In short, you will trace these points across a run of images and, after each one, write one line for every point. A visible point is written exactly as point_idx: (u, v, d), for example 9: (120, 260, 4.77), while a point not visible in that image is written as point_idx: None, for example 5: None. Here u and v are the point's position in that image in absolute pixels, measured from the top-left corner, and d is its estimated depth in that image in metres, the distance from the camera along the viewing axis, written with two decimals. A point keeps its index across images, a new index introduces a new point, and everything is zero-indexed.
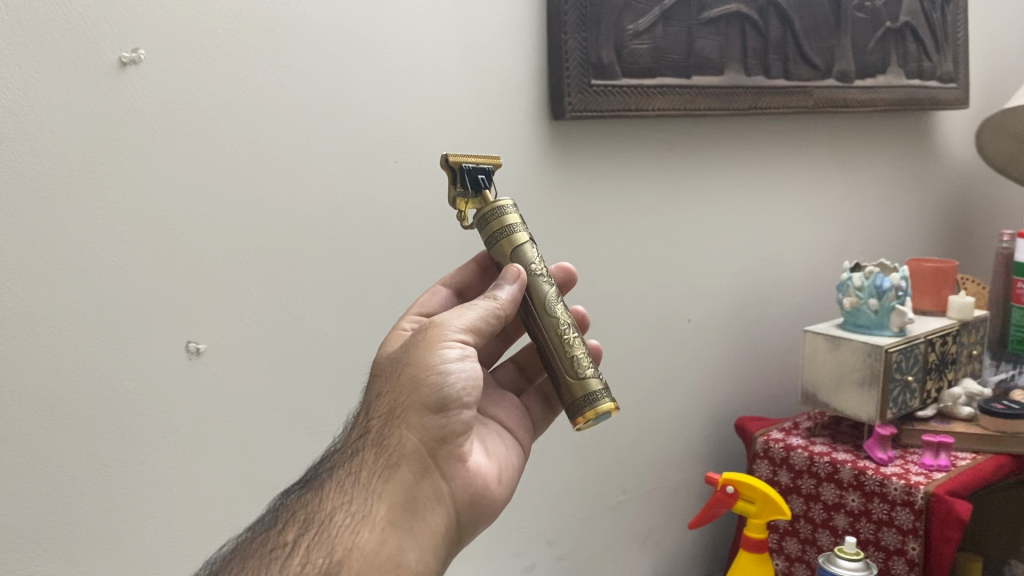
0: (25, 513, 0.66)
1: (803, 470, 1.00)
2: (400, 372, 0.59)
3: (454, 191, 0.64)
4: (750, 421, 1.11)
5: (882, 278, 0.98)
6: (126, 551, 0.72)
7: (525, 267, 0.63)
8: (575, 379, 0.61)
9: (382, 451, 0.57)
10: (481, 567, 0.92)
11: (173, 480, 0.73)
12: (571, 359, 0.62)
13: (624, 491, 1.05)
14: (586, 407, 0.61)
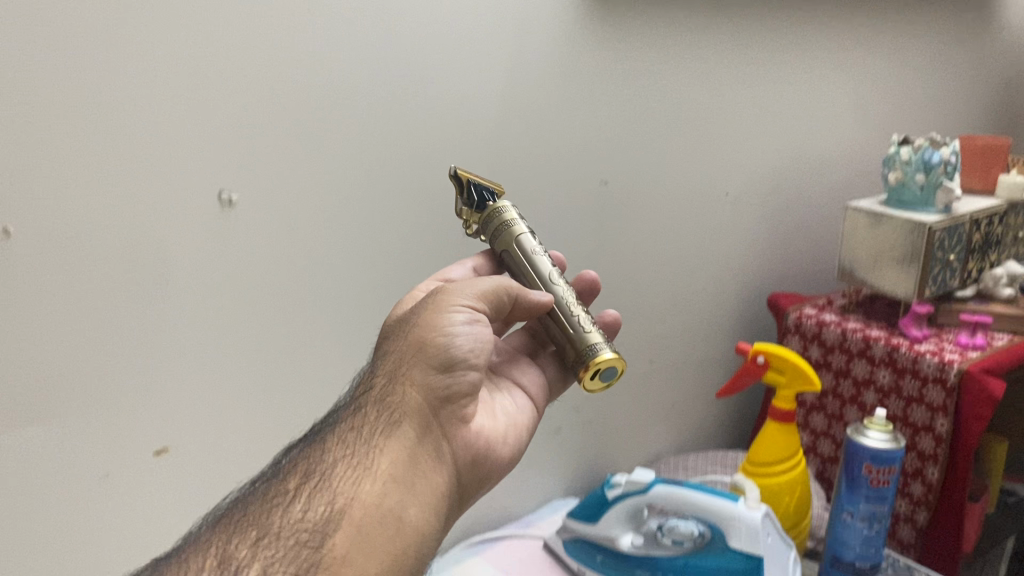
0: (63, 376, 0.64)
1: (834, 346, 0.99)
2: (406, 334, 0.58)
3: (460, 205, 0.66)
4: (784, 297, 1.09)
5: (931, 153, 0.94)
6: (174, 413, 0.70)
7: (524, 254, 0.63)
8: (575, 335, 0.60)
9: (385, 407, 0.54)
10: None
11: (206, 336, 0.70)
12: (569, 318, 0.61)
13: (651, 362, 1.05)
14: (589, 358, 0.59)
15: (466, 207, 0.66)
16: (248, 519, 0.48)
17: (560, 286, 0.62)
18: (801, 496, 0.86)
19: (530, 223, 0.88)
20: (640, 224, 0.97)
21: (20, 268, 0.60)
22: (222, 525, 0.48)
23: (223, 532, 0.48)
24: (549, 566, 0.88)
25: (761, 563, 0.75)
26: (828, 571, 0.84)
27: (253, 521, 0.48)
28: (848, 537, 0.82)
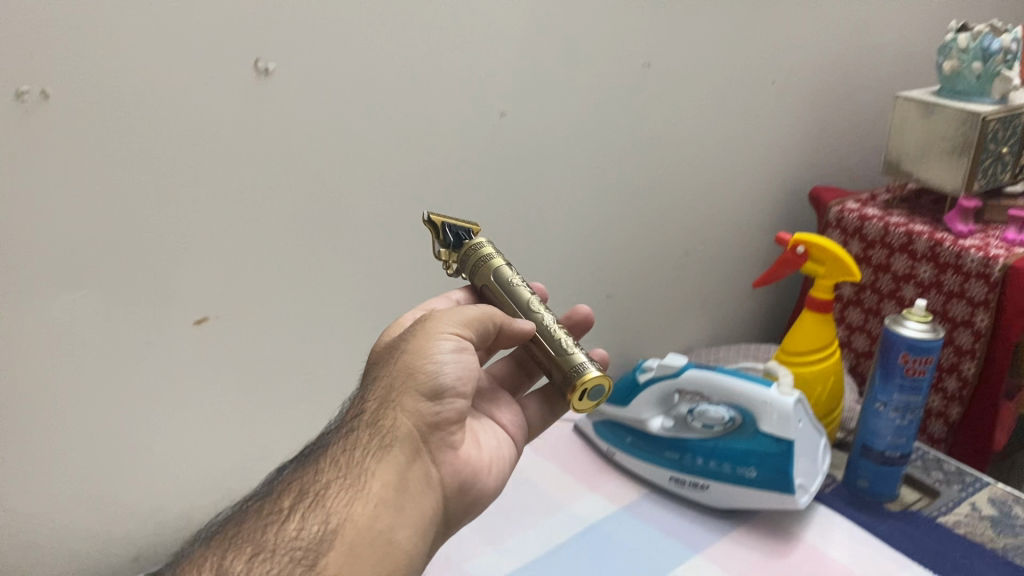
0: (112, 256, 0.65)
1: (875, 242, 0.97)
2: (396, 360, 0.55)
3: (437, 248, 0.61)
4: (825, 191, 1.07)
5: (992, 41, 0.89)
6: (220, 291, 0.72)
7: (504, 287, 0.59)
8: (561, 358, 0.55)
9: (375, 432, 0.52)
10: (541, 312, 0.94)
11: (243, 207, 0.70)
12: (554, 342, 0.56)
13: (687, 254, 1.04)
14: (577, 379, 0.54)
15: (443, 250, 0.61)
16: (241, 538, 0.47)
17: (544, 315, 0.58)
18: (834, 385, 0.86)
19: (569, 107, 0.86)
20: (682, 111, 0.95)
21: (60, 127, 0.60)
22: (221, 538, 0.48)
23: (219, 548, 0.47)
24: (581, 449, 0.91)
25: (791, 446, 0.75)
26: (858, 458, 0.85)
27: (247, 537, 0.47)
28: (880, 426, 0.82)
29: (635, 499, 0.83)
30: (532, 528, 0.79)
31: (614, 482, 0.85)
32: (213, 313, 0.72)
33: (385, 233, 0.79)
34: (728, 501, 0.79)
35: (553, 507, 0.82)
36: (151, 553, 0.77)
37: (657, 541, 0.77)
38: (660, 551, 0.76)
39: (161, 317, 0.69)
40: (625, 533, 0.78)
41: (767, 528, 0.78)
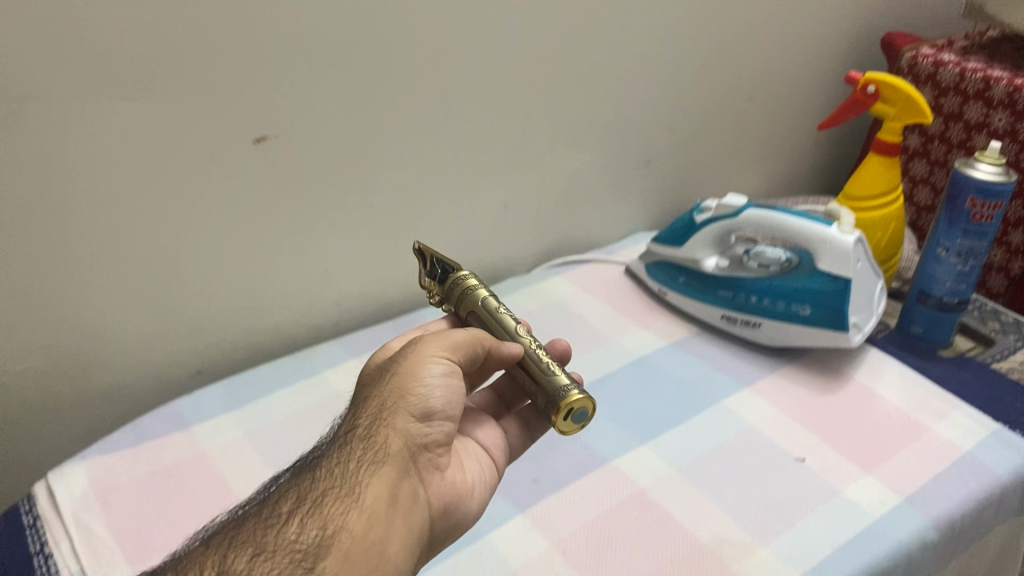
0: (173, 79, 0.64)
1: (948, 89, 0.93)
2: (385, 380, 0.50)
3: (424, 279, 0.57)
4: (900, 37, 1.02)
5: None
6: (282, 119, 0.71)
7: (491, 314, 0.54)
8: (545, 381, 0.49)
9: (366, 446, 0.46)
10: (598, 153, 0.93)
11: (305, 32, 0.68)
12: (539, 364, 0.50)
13: (750, 100, 1.01)
14: (561, 399, 0.48)
15: (429, 283, 0.58)
16: (228, 547, 0.41)
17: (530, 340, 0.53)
18: (894, 232, 0.86)
19: None
20: None
21: None
22: (215, 541, 0.42)
23: (212, 551, 0.41)
24: (631, 288, 0.91)
25: (848, 285, 0.74)
26: (913, 305, 0.84)
27: (244, 539, 0.41)
28: (939, 272, 0.81)
29: (685, 336, 0.84)
30: (582, 359, 0.80)
31: (663, 320, 0.86)
32: (272, 132, 0.71)
33: (450, 64, 0.77)
34: (781, 339, 0.79)
35: (603, 340, 0.83)
36: (215, 366, 0.81)
37: (705, 374, 0.78)
38: (709, 383, 0.77)
39: (223, 138, 0.69)
40: (675, 367, 0.79)
41: (817, 367, 0.79)
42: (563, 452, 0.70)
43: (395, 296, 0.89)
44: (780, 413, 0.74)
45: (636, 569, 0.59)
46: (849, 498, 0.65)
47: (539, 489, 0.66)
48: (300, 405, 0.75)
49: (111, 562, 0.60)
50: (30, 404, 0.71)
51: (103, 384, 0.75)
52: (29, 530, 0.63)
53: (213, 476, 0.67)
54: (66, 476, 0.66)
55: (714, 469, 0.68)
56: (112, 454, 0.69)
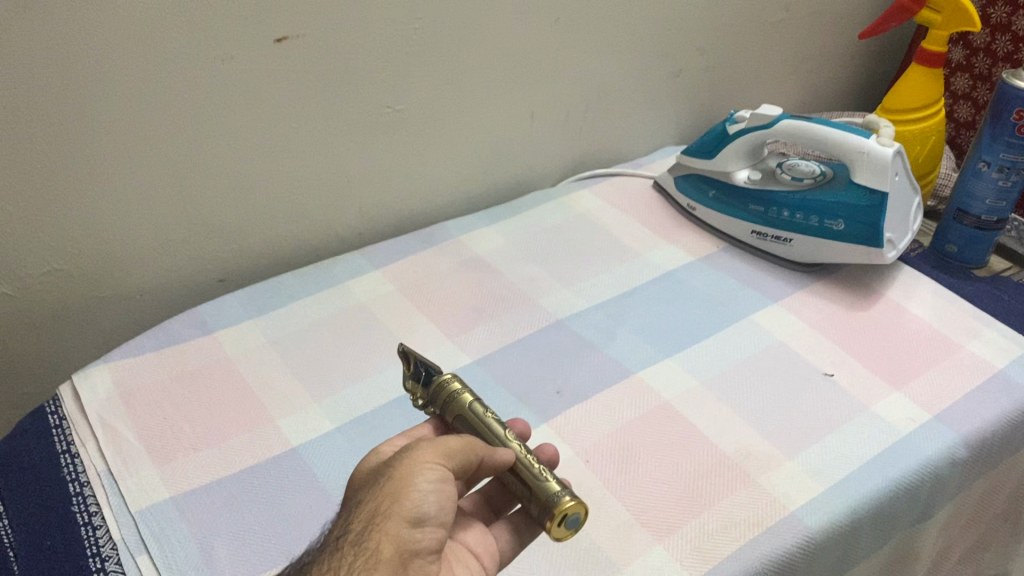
0: None
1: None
2: (376, 483, 0.43)
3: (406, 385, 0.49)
4: None
5: None
6: (303, 20, 0.68)
7: (476, 418, 0.46)
8: (539, 492, 0.42)
9: (354, 554, 0.40)
10: (629, 64, 0.90)
11: None
12: (530, 471, 0.43)
13: (787, 11, 0.98)
14: (555, 509, 0.41)
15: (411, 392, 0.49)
16: None
17: (525, 446, 0.45)
18: (933, 146, 0.84)
19: None
20: None
21: None
22: None
23: None
24: (658, 202, 0.90)
25: (885, 200, 0.72)
26: (949, 223, 0.82)
27: None
28: (978, 189, 0.78)
29: (713, 251, 0.82)
30: (609, 273, 0.79)
31: (692, 235, 0.84)
32: (294, 32, 0.68)
33: None
34: (812, 255, 0.78)
35: (629, 254, 0.81)
36: (239, 275, 0.80)
37: (734, 288, 0.77)
38: (737, 299, 0.76)
39: (244, 37, 0.66)
40: (703, 281, 0.78)
41: (849, 283, 0.77)
42: (588, 363, 0.69)
43: (419, 207, 0.88)
44: (810, 329, 0.72)
45: (661, 478, 0.59)
46: (878, 413, 0.64)
47: (563, 399, 0.66)
48: (324, 313, 0.74)
49: (138, 462, 0.60)
50: (54, 308, 0.71)
51: (126, 290, 0.74)
52: (55, 430, 0.63)
53: (237, 381, 0.67)
54: (92, 378, 0.66)
55: (741, 382, 0.67)
56: (136, 358, 0.69)
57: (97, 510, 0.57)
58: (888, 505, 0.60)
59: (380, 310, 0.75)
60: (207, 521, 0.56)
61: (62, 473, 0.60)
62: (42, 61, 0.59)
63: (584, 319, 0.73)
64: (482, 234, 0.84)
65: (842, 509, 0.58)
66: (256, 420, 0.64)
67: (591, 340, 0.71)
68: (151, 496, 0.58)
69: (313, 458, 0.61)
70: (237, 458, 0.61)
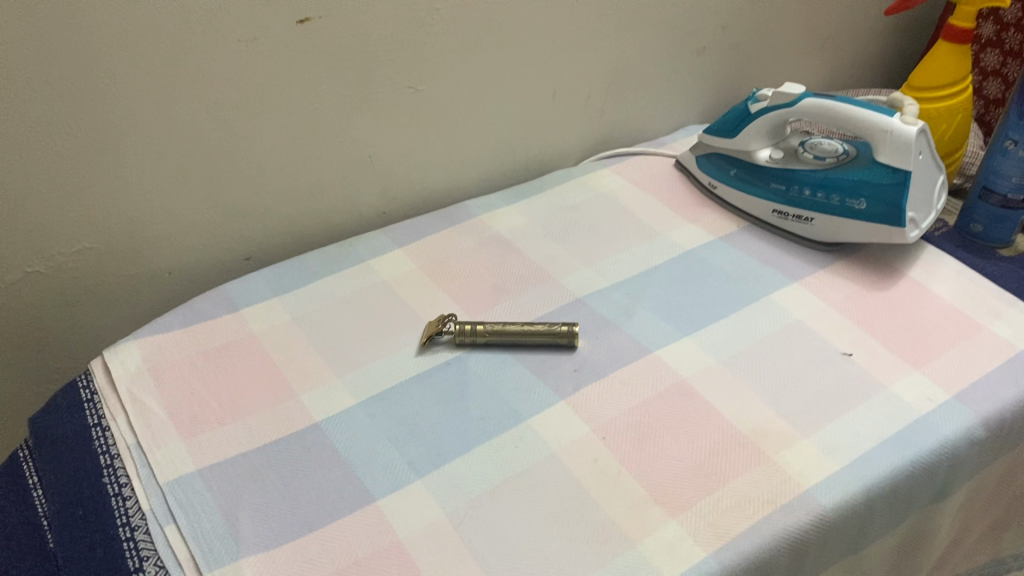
0: None
1: None
2: None
3: (426, 329, 0.70)
4: None
5: None
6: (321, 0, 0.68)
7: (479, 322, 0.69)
8: (551, 329, 0.69)
9: None
10: (648, 44, 0.90)
11: None
12: (543, 326, 0.69)
13: None
14: (570, 330, 0.69)
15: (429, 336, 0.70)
16: None
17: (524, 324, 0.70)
18: (961, 122, 0.83)
19: None
20: None
21: None
22: None
23: None
24: (680, 181, 0.90)
25: (907, 178, 0.72)
26: (975, 201, 0.81)
27: None
28: (1005, 166, 0.78)
29: (735, 230, 0.82)
30: (628, 251, 0.79)
31: (712, 213, 0.84)
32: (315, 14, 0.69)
33: None
34: (833, 235, 0.77)
35: (649, 233, 0.82)
36: (264, 254, 0.82)
37: (754, 268, 0.77)
38: (757, 278, 0.76)
39: (267, 16, 0.67)
40: (723, 260, 0.78)
41: (870, 262, 0.77)
42: (606, 342, 0.69)
43: (441, 188, 0.88)
44: (830, 309, 0.72)
45: (676, 455, 0.60)
46: (895, 392, 0.64)
47: (580, 376, 0.66)
48: (346, 290, 0.75)
49: (166, 435, 0.62)
50: (85, 283, 0.73)
51: (155, 268, 0.76)
52: (87, 404, 0.65)
53: (262, 357, 0.69)
54: (121, 354, 0.68)
55: (759, 362, 0.67)
56: (164, 333, 0.70)
57: (127, 482, 0.59)
58: (904, 483, 0.60)
59: (402, 288, 0.76)
60: (233, 493, 0.58)
61: (94, 445, 0.62)
62: (72, 34, 0.60)
63: (602, 298, 0.74)
64: (503, 213, 0.85)
65: (856, 488, 0.58)
66: (280, 395, 0.65)
67: (610, 318, 0.72)
68: (179, 469, 0.59)
69: (334, 433, 0.62)
70: (259, 434, 0.62)
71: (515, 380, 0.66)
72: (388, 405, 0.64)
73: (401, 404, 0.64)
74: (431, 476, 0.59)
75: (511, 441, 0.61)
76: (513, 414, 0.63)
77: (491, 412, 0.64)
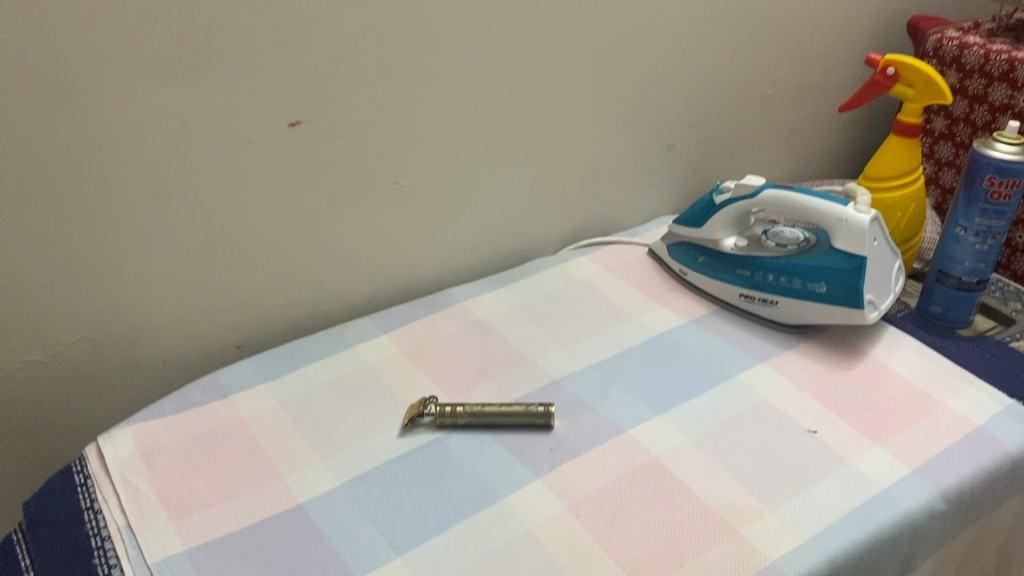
0: (207, 72, 0.68)
1: (974, 72, 0.94)
2: None
3: (410, 411, 0.73)
4: (927, 20, 1.03)
5: None
6: (311, 105, 0.74)
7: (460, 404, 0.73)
8: (528, 409, 0.72)
9: None
10: (619, 140, 0.96)
11: (337, 31, 0.72)
12: (521, 406, 0.72)
13: (775, 85, 1.05)
14: (546, 410, 0.72)
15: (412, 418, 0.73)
16: None
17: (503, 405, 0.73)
18: (915, 211, 0.88)
19: None
20: None
21: None
22: None
23: None
24: (653, 268, 0.94)
25: (863, 263, 0.76)
26: (932, 285, 0.85)
27: None
28: (958, 252, 0.82)
29: (705, 314, 0.86)
30: (604, 335, 0.83)
31: (684, 298, 0.89)
32: (305, 117, 0.75)
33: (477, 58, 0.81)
34: (797, 317, 0.81)
35: (624, 317, 0.86)
36: (255, 342, 0.85)
37: (723, 349, 0.81)
38: (727, 359, 0.79)
39: (260, 119, 0.72)
40: (693, 343, 0.82)
41: (834, 343, 0.81)
42: (581, 423, 0.72)
43: (426, 277, 0.93)
44: (795, 389, 0.76)
45: (648, 531, 0.62)
46: (857, 467, 0.67)
47: (556, 455, 0.69)
48: (332, 376, 0.79)
49: (155, 517, 0.64)
50: (81, 371, 0.76)
51: (149, 357, 0.79)
52: (80, 488, 0.67)
53: (250, 441, 0.71)
54: (114, 439, 0.70)
55: (727, 439, 0.70)
56: (156, 419, 0.73)
57: (116, 563, 0.61)
58: (868, 555, 0.62)
59: (386, 372, 0.79)
60: (219, 572, 0.60)
61: (85, 528, 0.64)
62: (77, 136, 0.65)
63: (578, 379, 0.77)
64: (485, 300, 0.89)
65: (821, 560, 0.60)
66: (266, 478, 0.68)
67: (585, 399, 0.75)
68: (167, 549, 0.61)
69: (318, 513, 0.64)
70: (246, 515, 0.64)
71: (493, 460, 0.69)
72: (371, 485, 0.67)
73: (383, 485, 0.67)
74: (410, 553, 0.61)
75: (489, 519, 0.63)
76: (490, 492, 0.66)
77: (470, 491, 0.66)
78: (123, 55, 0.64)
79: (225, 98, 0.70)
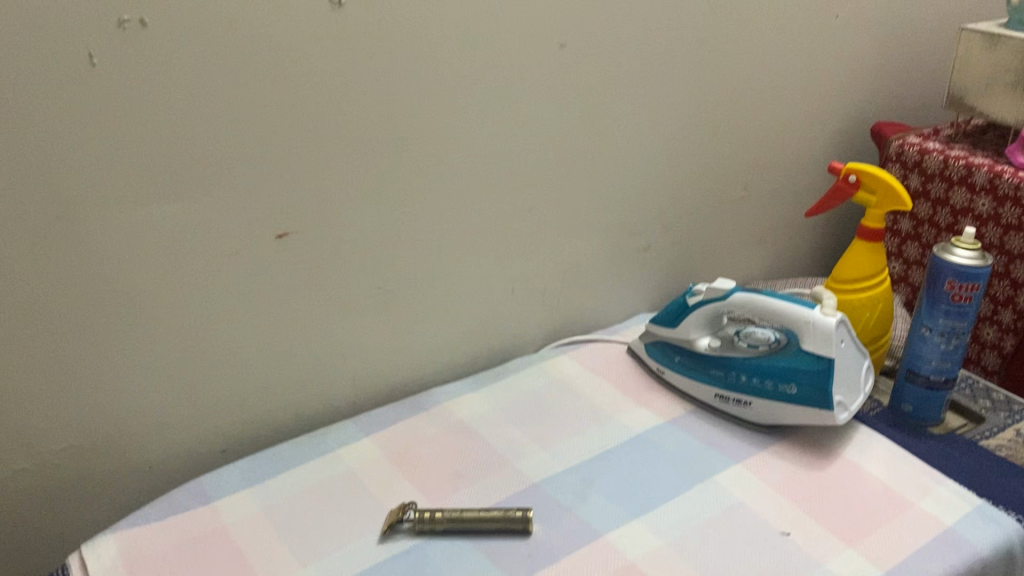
0: (199, 189, 0.71)
1: (934, 176, 0.98)
2: None
3: (390, 516, 0.74)
4: (889, 127, 1.09)
5: None
6: (298, 219, 0.78)
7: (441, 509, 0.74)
8: (507, 514, 0.73)
9: None
10: (597, 244, 1.00)
11: (323, 150, 0.76)
12: (500, 511, 0.73)
13: (745, 189, 1.10)
14: (525, 515, 0.73)
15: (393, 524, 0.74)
16: None
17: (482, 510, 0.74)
18: (883, 312, 0.90)
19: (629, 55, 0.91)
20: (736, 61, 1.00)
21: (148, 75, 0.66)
22: None
23: None
24: (632, 367, 0.96)
25: (830, 365, 0.79)
26: (903, 384, 0.87)
27: None
28: (925, 351, 0.85)
29: (682, 414, 0.88)
30: (583, 435, 0.85)
31: (662, 398, 0.90)
32: (292, 228, 0.78)
33: (457, 171, 0.85)
34: (771, 418, 0.83)
35: (603, 418, 0.87)
36: (239, 446, 0.86)
37: (700, 450, 0.82)
38: (703, 460, 0.81)
39: (249, 232, 0.76)
40: (670, 443, 0.83)
41: (807, 443, 0.83)
42: (560, 526, 0.74)
43: (409, 379, 0.95)
44: (770, 490, 0.77)
45: None
46: (831, 570, 0.68)
47: (534, 561, 0.70)
48: (315, 480, 0.80)
49: None
50: (67, 478, 0.77)
51: (135, 462, 0.80)
52: None
53: (233, 548, 0.72)
54: (97, 548, 0.71)
55: (703, 543, 0.71)
56: (140, 526, 0.74)
57: None
58: None
59: (368, 476, 0.80)
60: None
61: None
62: (71, 253, 0.68)
63: (557, 482, 0.79)
64: (466, 400, 0.91)
65: None
66: None
67: (563, 502, 0.76)
68: None
69: None
70: None
71: (471, 566, 0.70)
72: None
73: None
74: None
75: None
76: None
77: None
78: (119, 175, 0.67)
79: (216, 214, 0.73)
